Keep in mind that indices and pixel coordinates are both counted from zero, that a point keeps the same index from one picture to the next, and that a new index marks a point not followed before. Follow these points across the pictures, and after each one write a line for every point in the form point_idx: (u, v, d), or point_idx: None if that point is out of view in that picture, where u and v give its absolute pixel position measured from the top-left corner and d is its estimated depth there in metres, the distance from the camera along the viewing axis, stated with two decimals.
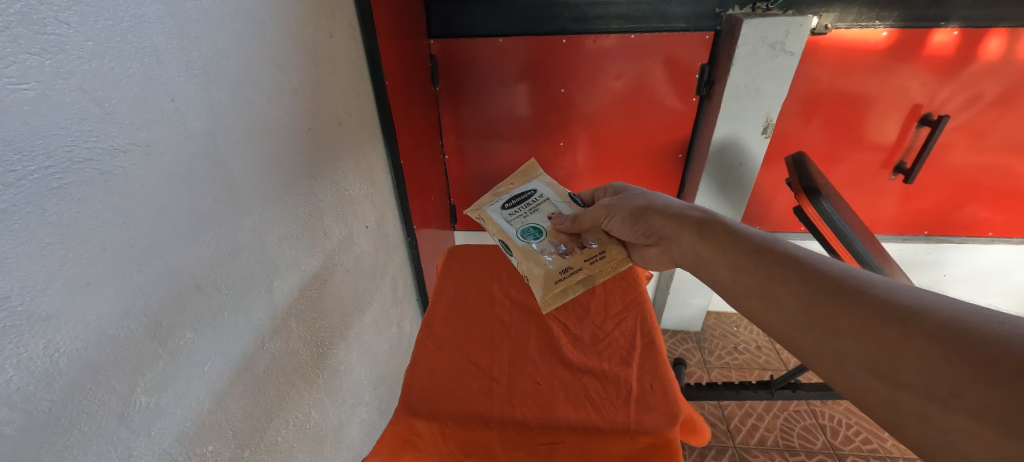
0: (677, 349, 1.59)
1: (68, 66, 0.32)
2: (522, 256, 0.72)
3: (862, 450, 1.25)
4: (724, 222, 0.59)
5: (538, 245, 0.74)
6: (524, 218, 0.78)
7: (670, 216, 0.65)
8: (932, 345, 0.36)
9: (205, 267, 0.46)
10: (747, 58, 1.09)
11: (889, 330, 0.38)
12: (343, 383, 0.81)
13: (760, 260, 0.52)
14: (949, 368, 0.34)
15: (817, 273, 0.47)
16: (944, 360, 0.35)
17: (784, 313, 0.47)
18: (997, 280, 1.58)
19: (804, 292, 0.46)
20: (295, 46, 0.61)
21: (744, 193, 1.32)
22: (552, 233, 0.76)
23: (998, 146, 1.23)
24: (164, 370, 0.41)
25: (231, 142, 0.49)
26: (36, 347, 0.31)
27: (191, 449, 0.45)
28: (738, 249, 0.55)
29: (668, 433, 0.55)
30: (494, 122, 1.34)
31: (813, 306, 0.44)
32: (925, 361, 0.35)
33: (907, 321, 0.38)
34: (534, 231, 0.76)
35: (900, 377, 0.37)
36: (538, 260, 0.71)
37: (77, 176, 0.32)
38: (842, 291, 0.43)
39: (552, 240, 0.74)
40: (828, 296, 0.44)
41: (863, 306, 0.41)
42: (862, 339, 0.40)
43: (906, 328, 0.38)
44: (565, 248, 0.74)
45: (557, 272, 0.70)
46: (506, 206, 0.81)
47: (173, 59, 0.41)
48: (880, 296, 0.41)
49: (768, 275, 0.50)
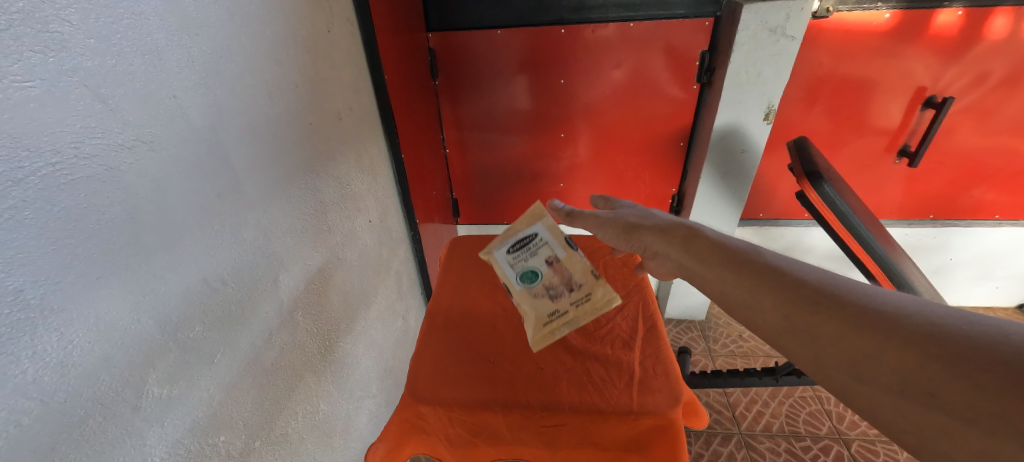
0: (682, 338, 1.59)
1: (72, 63, 0.32)
2: (514, 295, 0.66)
3: (868, 435, 1.25)
4: (710, 236, 0.55)
5: (530, 286, 0.65)
6: (514, 250, 0.68)
7: (659, 231, 0.59)
8: (907, 346, 0.34)
9: (213, 262, 0.47)
10: (748, 44, 1.07)
11: (864, 335, 0.37)
12: (351, 375, 0.82)
13: (744, 264, 0.49)
14: (920, 369, 0.33)
15: (795, 278, 0.45)
16: (920, 362, 0.33)
17: (765, 315, 0.45)
18: (1005, 263, 1.55)
19: (785, 296, 0.43)
20: (293, 40, 0.61)
21: (746, 182, 1.30)
22: (540, 267, 0.67)
23: (1003, 127, 1.22)
24: (175, 361, 0.42)
25: (233, 137, 0.49)
26: (49, 340, 0.32)
27: (204, 440, 0.46)
28: (723, 262, 0.51)
29: (670, 414, 0.56)
30: (495, 115, 1.34)
31: (794, 311, 0.42)
32: (899, 363, 0.34)
33: (885, 324, 0.36)
34: (524, 267, 0.67)
35: (876, 379, 0.35)
36: (527, 299, 0.65)
37: (83, 171, 0.33)
38: (824, 298, 0.41)
39: (542, 277, 0.66)
40: (809, 304, 0.41)
41: (841, 310, 0.39)
42: (840, 342, 0.38)
43: (881, 331, 0.36)
44: (553, 288, 0.65)
45: (546, 314, 0.64)
46: (498, 234, 0.72)
47: (173, 54, 0.41)
48: (860, 301, 0.39)
49: (750, 278, 0.47)
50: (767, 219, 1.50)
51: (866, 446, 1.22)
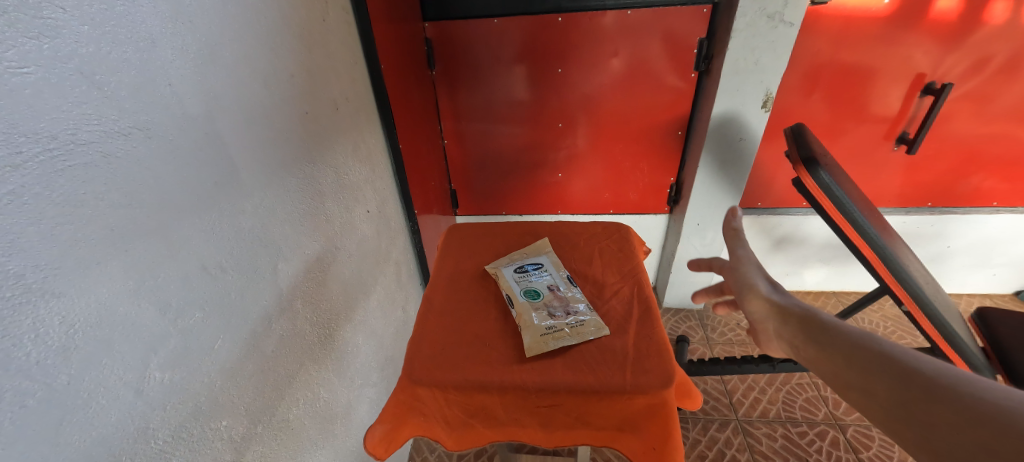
0: (680, 327, 1.60)
1: (66, 50, 0.33)
2: (514, 309, 0.67)
3: (864, 420, 1.26)
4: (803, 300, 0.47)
5: (532, 302, 0.67)
6: (529, 280, 0.72)
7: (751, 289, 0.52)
8: (966, 417, 0.28)
9: (211, 250, 0.47)
10: (747, 30, 1.06)
11: (926, 402, 0.30)
12: (351, 363, 0.83)
13: (811, 325, 0.42)
14: (981, 440, 0.26)
15: (859, 338, 0.38)
16: (977, 434, 0.27)
17: (826, 379, 0.38)
18: (1003, 251, 1.55)
19: (843, 358, 0.37)
20: (288, 28, 0.61)
21: (744, 170, 1.30)
22: (550, 295, 0.68)
23: (1002, 113, 1.22)
24: (177, 347, 0.43)
25: (229, 125, 0.50)
26: (52, 323, 0.32)
27: (206, 424, 0.47)
28: (787, 317, 0.46)
29: (663, 394, 0.57)
30: (493, 105, 1.34)
31: (850, 371, 0.36)
32: (960, 433, 0.27)
33: (941, 392, 0.30)
34: (534, 292, 0.69)
35: (934, 448, 0.28)
36: (529, 314, 0.65)
37: (81, 158, 0.34)
38: (883, 360, 0.35)
39: (550, 303, 0.67)
40: (868, 366, 0.35)
41: (902, 375, 0.33)
42: (896, 407, 0.32)
43: (943, 398, 0.29)
44: (559, 310, 0.66)
45: (543, 327, 0.63)
46: (517, 265, 0.76)
47: (168, 42, 0.41)
48: (922, 368, 0.32)
49: (812, 336, 0.42)
50: (766, 208, 1.50)
51: (863, 431, 1.23)
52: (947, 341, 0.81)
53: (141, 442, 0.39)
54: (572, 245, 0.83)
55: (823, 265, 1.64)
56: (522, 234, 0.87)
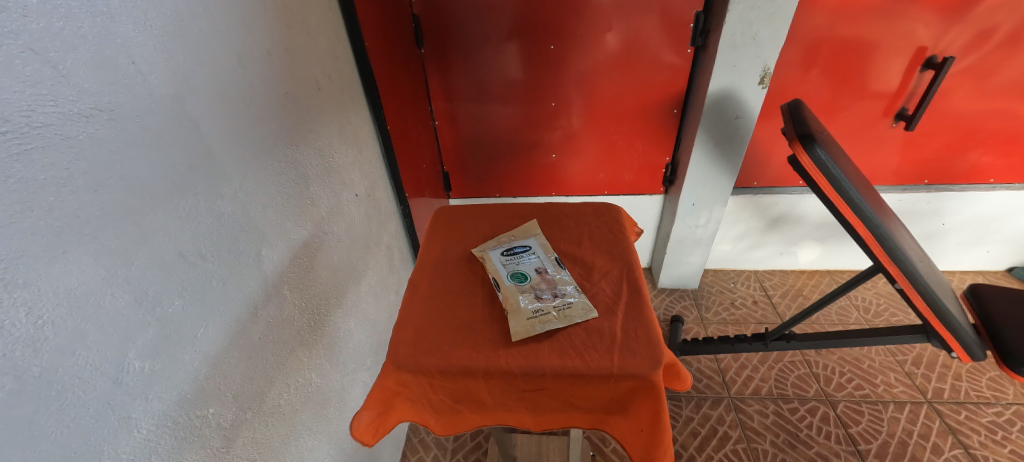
0: (675, 307, 1.61)
1: (13, 26, 0.30)
2: (500, 292, 0.66)
3: (854, 395, 1.29)
4: None
5: (519, 285, 0.67)
6: (517, 263, 0.71)
7: None
8: None
9: (189, 237, 0.46)
10: (745, 3, 1.02)
11: None
12: (343, 348, 0.83)
13: None
14: None
15: None
16: None
17: None
18: (999, 227, 1.55)
19: None
20: (263, 3, 0.58)
21: (740, 148, 1.28)
22: (536, 278, 0.68)
23: (1002, 88, 1.20)
24: (156, 336, 0.42)
25: (201, 107, 0.47)
26: (18, 315, 0.31)
27: (191, 412, 0.47)
28: None
29: (650, 377, 0.56)
30: (484, 84, 1.30)
31: None
32: None
33: None
34: (521, 275, 0.68)
35: None
36: (515, 298, 0.64)
37: (38, 140, 0.32)
38: None
39: (536, 287, 0.66)
40: None
41: None
42: None
43: None
44: (546, 293, 0.65)
45: (529, 311, 0.63)
46: (506, 248, 0.74)
47: (128, 17, 0.39)
48: None
49: None
50: (761, 187, 1.49)
51: (852, 407, 1.26)
52: (938, 318, 0.81)
53: (122, 431, 0.39)
54: (563, 226, 0.82)
55: (817, 244, 1.64)
56: (511, 217, 0.85)
